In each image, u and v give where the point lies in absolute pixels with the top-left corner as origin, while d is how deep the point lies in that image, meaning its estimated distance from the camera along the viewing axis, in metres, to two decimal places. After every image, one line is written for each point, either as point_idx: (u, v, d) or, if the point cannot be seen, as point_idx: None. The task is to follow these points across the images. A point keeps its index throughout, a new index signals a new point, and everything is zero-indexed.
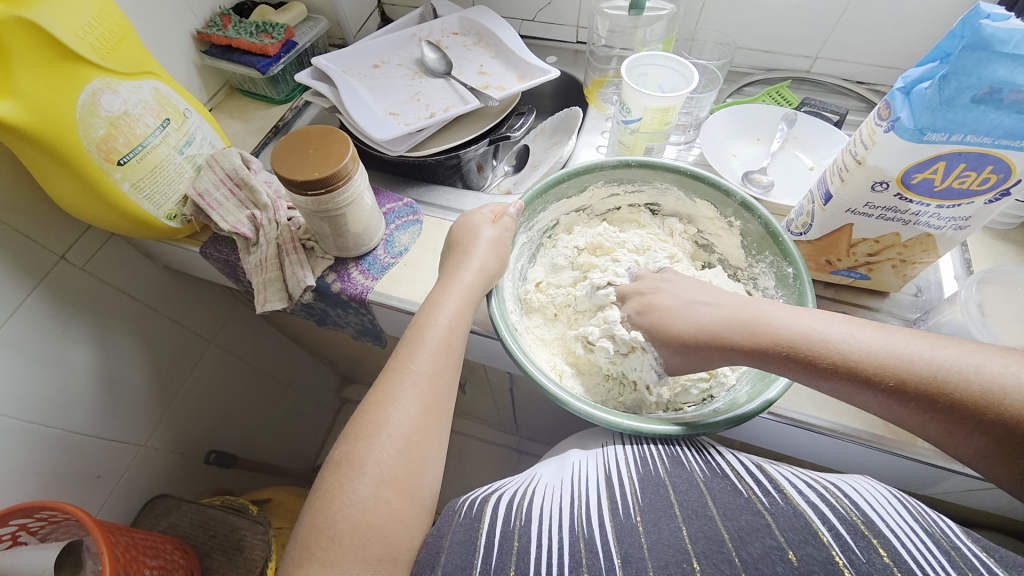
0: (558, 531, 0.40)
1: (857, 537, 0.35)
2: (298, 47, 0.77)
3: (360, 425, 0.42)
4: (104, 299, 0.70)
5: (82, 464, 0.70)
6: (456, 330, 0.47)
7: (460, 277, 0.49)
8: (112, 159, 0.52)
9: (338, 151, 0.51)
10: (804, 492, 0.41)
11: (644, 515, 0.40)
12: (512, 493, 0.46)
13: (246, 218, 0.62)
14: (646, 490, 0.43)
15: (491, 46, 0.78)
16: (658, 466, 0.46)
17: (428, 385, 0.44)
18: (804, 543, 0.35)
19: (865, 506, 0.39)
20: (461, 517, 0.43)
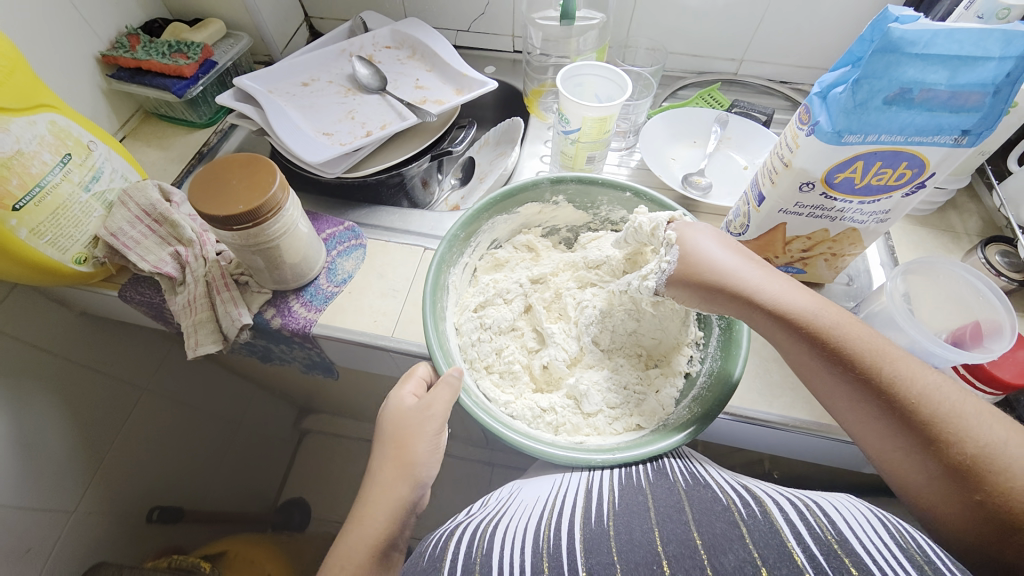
0: (523, 551, 0.39)
1: (830, 556, 0.34)
2: (218, 66, 0.72)
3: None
4: (12, 356, 0.62)
5: (6, 540, 0.63)
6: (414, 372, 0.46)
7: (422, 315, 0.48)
8: (4, 204, 0.47)
9: (264, 180, 0.47)
10: (783, 508, 0.40)
11: (615, 519, 0.41)
12: (478, 522, 0.45)
13: (169, 256, 0.57)
14: (624, 498, 0.43)
15: (426, 59, 0.76)
16: (641, 476, 0.46)
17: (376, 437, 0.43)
18: (780, 562, 0.34)
19: (841, 522, 0.38)
20: (425, 559, 0.41)
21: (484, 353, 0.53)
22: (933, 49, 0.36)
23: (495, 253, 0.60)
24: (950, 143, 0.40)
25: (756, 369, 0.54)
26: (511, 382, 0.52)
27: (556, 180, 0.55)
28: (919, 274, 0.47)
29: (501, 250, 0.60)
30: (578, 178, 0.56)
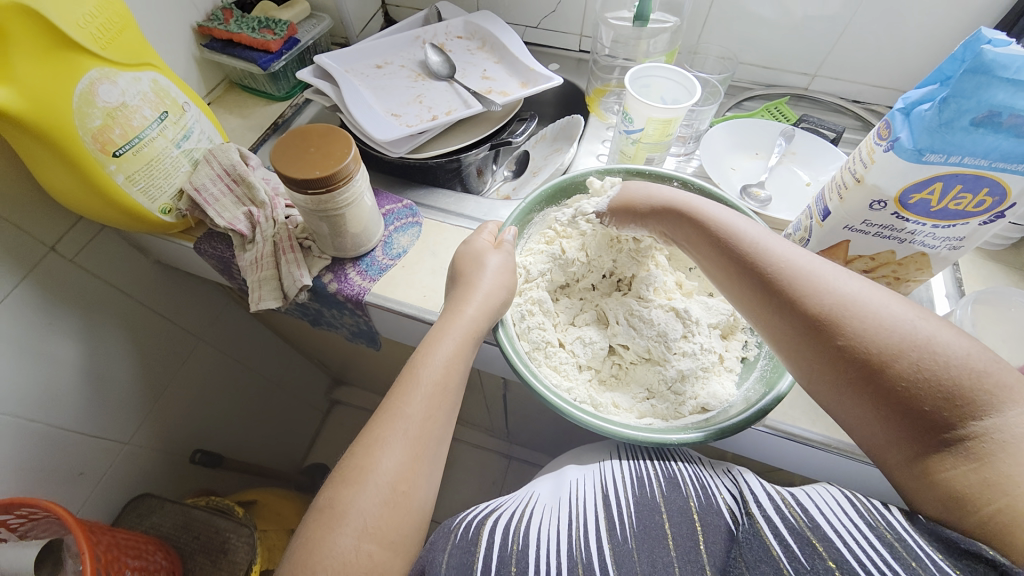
0: (557, 554, 0.40)
1: (803, 545, 0.37)
2: (301, 44, 0.76)
3: (377, 430, 0.43)
4: (93, 293, 0.68)
5: (66, 460, 0.69)
6: (464, 347, 0.48)
7: (463, 309, 0.48)
8: (108, 150, 0.51)
9: (340, 151, 0.50)
10: (762, 508, 0.42)
11: (638, 542, 0.41)
12: (509, 515, 0.46)
13: (243, 215, 0.61)
14: (643, 517, 0.44)
15: (495, 51, 0.78)
16: (654, 489, 0.48)
17: (437, 391, 0.45)
18: (758, 561, 0.37)
19: (814, 510, 0.40)
20: (457, 538, 0.42)
21: (533, 341, 0.53)
22: None
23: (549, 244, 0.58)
24: None
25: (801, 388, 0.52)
26: (572, 370, 0.52)
27: (603, 172, 0.57)
28: (984, 304, 0.47)
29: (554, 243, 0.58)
30: (625, 169, 0.57)
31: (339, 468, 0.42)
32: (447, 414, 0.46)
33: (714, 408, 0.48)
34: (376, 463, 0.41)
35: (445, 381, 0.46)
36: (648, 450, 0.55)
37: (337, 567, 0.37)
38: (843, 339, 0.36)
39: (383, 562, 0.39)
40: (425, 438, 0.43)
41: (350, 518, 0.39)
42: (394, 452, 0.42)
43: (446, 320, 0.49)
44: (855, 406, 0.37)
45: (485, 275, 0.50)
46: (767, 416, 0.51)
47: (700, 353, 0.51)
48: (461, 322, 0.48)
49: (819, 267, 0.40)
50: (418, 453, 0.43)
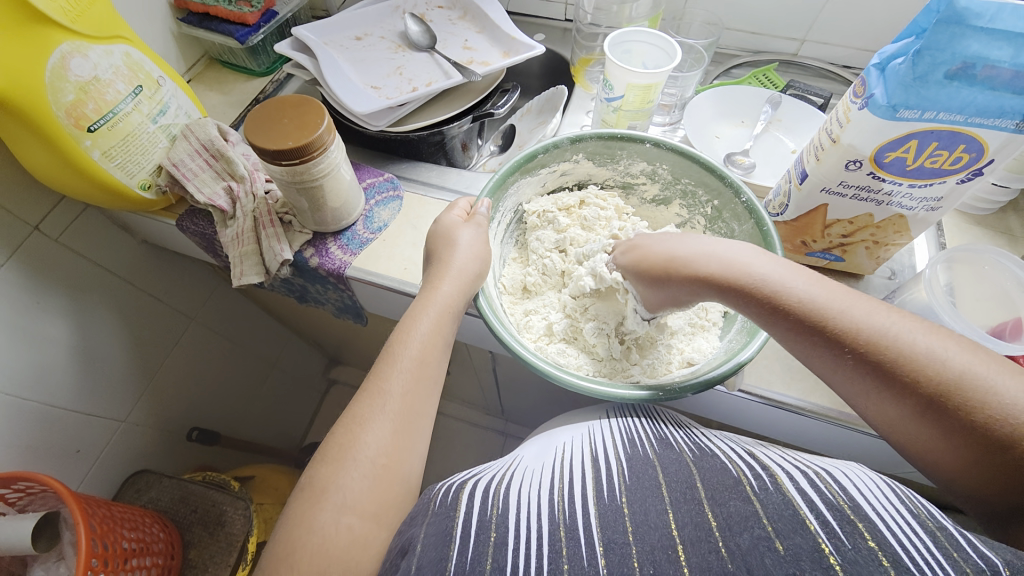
0: (539, 518, 0.40)
1: (843, 522, 0.35)
2: (279, 18, 0.75)
3: (358, 412, 0.44)
4: (80, 273, 0.69)
5: (62, 437, 0.70)
6: (443, 323, 0.48)
7: (438, 287, 0.49)
8: (81, 125, 0.51)
9: (313, 121, 0.50)
10: (794, 478, 0.40)
11: (629, 496, 0.42)
12: (488, 480, 0.46)
13: (223, 190, 0.61)
14: (635, 471, 0.45)
15: (477, 20, 0.77)
16: (647, 448, 0.49)
17: (416, 368, 0.46)
18: (792, 532, 0.35)
19: (853, 489, 0.38)
20: (436, 506, 0.42)
21: (536, 330, 0.50)
22: (1001, 23, 0.34)
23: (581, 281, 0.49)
24: (1012, 128, 0.38)
25: (778, 352, 0.53)
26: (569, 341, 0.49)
27: (577, 138, 0.54)
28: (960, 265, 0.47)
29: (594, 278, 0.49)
30: (598, 135, 0.55)
31: (323, 449, 0.43)
32: (428, 391, 0.47)
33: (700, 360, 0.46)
34: (357, 442, 0.42)
35: (423, 357, 0.47)
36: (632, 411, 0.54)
37: (317, 542, 0.38)
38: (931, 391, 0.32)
39: (367, 533, 0.39)
40: (407, 413, 0.44)
41: (334, 492, 0.40)
42: (377, 430, 0.43)
43: (423, 298, 0.49)
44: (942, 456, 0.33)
45: (457, 253, 0.50)
46: (743, 380, 0.51)
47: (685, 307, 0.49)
48: (436, 300, 0.48)
49: (857, 308, 0.35)
50: (399, 429, 0.44)
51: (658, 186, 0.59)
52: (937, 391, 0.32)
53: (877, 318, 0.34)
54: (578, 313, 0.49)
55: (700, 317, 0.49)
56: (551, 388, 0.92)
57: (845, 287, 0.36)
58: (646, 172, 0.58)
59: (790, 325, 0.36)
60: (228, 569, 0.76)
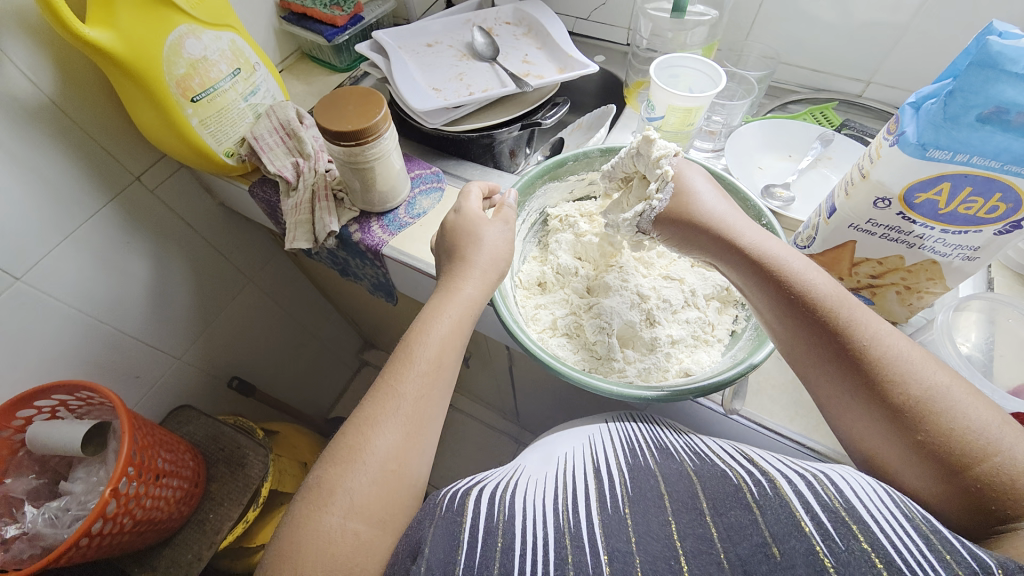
0: (545, 524, 0.40)
1: (837, 523, 0.34)
2: (364, 22, 0.84)
3: (369, 411, 0.44)
4: (166, 222, 0.79)
5: (125, 361, 0.81)
6: (462, 322, 0.49)
7: (461, 290, 0.50)
8: (186, 95, 0.60)
9: (373, 109, 0.56)
10: (793, 482, 0.39)
11: (632, 507, 0.41)
12: (494, 486, 0.46)
13: (291, 164, 0.68)
14: (636, 482, 0.45)
15: (539, 38, 0.82)
16: (647, 459, 0.48)
17: (431, 369, 0.47)
18: (788, 536, 0.34)
19: (848, 492, 0.37)
20: (442, 510, 0.42)
21: (542, 323, 0.52)
22: None
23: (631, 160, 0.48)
24: None
25: (786, 385, 0.52)
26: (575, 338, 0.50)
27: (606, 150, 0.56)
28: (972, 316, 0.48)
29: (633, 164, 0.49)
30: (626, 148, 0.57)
31: (331, 449, 0.43)
32: (440, 392, 0.47)
33: (697, 372, 0.46)
34: (368, 443, 0.43)
35: (440, 358, 0.47)
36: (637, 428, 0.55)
37: (323, 546, 0.37)
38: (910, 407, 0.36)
39: (372, 538, 0.39)
40: (415, 415, 0.45)
41: (342, 493, 0.40)
42: (387, 433, 0.43)
43: (443, 296, 0.50)
44: (901, 470, 0.36)
45: (475, 246, 0.52)
46: (742, 406, 0.51)
47: (691, 320, 0.49)
48: (459, 300, 0.49)
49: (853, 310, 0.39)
50: (410, 432, 0.44)
51: None
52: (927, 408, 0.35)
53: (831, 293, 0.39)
54: (584, 310, 0.51)
55: (706, 331, 0.49)
56: (563, 397, 0.93)
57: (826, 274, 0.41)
58: None
59: (772, 290, 0.41)
60: (239, 508, 0.83)
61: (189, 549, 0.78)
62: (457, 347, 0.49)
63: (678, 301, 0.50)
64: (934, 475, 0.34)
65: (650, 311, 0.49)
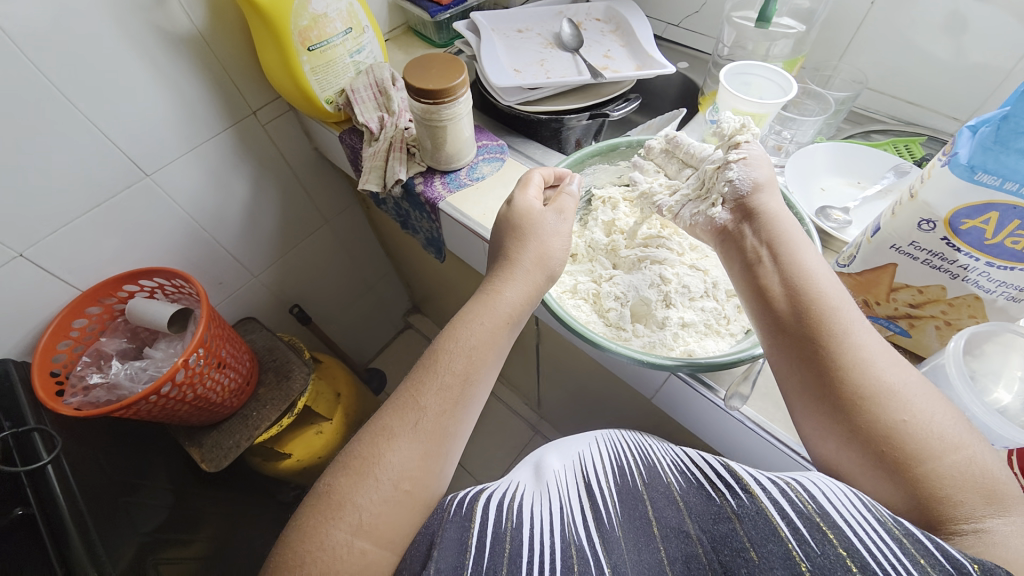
0: (551, 537, 0.40)
1: (811, 529, 0.34)
2: (466, 5, 0.92)
3: (388, 422, 0.45)
4: (267, 156, 0.92)
5: (212, 267, 0.95)
6: (501, 327, 0.50)
7: (503, 294, 0.51)
8: (304, 44, 0.71)
9: (453, 75, 0.63)
10: (766, 488, 0.38)
11: (624, 528, 0.40)
12: (498, 493, 0.46)
13: (377, 118, 0.77)
14: (625, 504, 0.43)
15: (625, 36, 0.85)
16: (636, 478, 0.46)
17: (457, 381, 0.47)
18: (766, 541, 0.34)
19: (820, 496, 0.36)
20: (450, 513, 0.42)
21: (565, 285, 0.56)
22: None
23: (676, 147, 0.55)
24: None
25: None
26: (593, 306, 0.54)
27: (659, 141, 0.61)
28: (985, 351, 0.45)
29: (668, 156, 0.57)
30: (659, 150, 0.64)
31: (344, 459, 0.44)
32: (463, 409, 0.47)
33: (699, 354, 0.49)
34: (383, 459, 0.42)
35: (466, 371, 0.47)
36: (624, 438, 0.54)
37: (328, 560, 0.38)
38: (884, 412, 0.37)
39: (379, 560, 0.39)
40: (433, 436, 0.44)
41: (351, 509, 0.40)
42: (405, 448, 0.43)
43: (485, 299, 0.51)
44: (868, 479, 0.37)
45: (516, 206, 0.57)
46: (744, 403, 0.52)
47: (707, 309, 0.52)
48: (501, 303, 0.50)
49: (850, 318, 0.41)
50: (428, 450, 0.44)
51: None
52: (897, 416, 0.36)
53: (842, 300, 0.42)
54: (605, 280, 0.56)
55: (719, 323, 0.51)
56: (581, 385, 0.97)
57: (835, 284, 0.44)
58: None
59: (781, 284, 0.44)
60: (277, 412, 0.94)
61: (231, 437, 0.90)
62: (486, 350, 0.49)
63: (697, 290, 0.52)
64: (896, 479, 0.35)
65: (668, 293, 0.53)
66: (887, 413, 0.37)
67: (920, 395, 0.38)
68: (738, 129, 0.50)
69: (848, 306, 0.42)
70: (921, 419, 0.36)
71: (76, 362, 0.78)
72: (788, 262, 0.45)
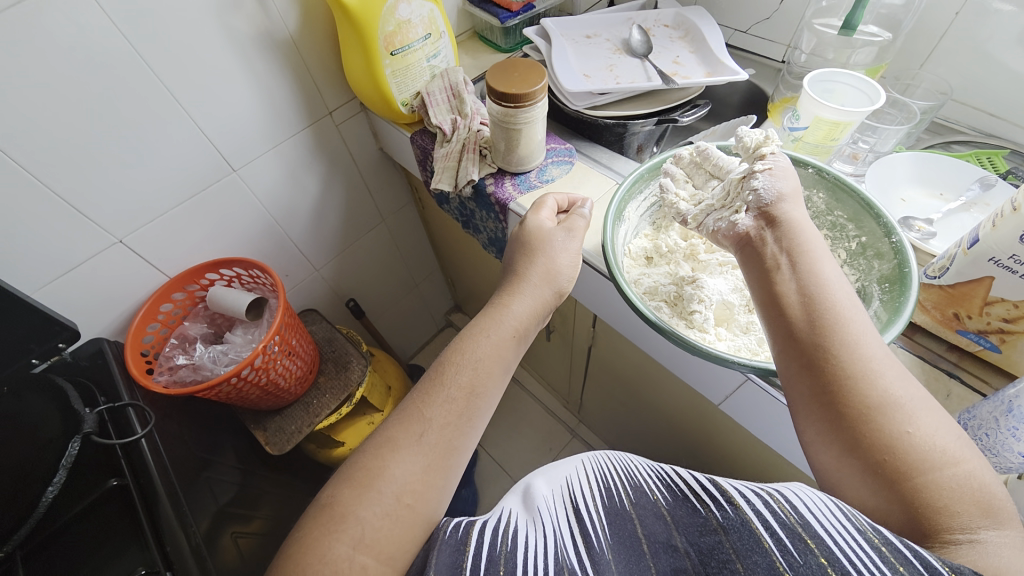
0: (543, 562, 0.39)
1: (795, 540, 0.34)
2: (534, 10, 0.94)
3: (390, 435, 0.46)
4: (338, 154, 0.96)
5: (280, 260, 0.99)
6: (508, 339, 0.54)
7: (508, 307, 0.56)
8: (388, 49, 0.74)
9: (535, 80, 0.65)
10: (750, 500, 0.39)
11: (614, 554, 0.39)
12: (499, 517, 0.44)
13: (449, 120, 0.80)
14: (614, 527, 0.42)
15: (694, 42, 0.86)
16: (623, 498, 0.45)
17: (464, 389, 0.49)
18: (750, 551, 0.35)
19: (801, 504, 0.37)
20: (446, 535, 0.42)
21: (644, 286, 0.58)
22: None
23: (704, 159, 0.57)
24: None
25: None
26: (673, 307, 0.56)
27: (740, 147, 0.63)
28: None
29: (698, 167, 0.58)
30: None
31: (347, 471, 0.44)
32: (468, 422, 0.48)
33: None
34: (386, 471, 0.43)
35: (472, 385, 0.50)
36: (609, 460, 0.51)
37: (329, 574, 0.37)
38: (883, 426, 0.37)
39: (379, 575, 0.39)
40: (440, 451, 0.45)
41: (353, 522, 0.40)
42: (409, 460, 0.44)
43: (491, 314, 0.56)
44: (858, 490, 0.38)
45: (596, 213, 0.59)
46: None
47: None
48: (507, 317, 0.55)
49: (853, 337, 0.41)
50: (431, 463, 0.45)
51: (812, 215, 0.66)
52: (899, 428, 0.37)
53: (849, 321, 0.42)
54: (686, 282, 0.57)
55: None
56: (629, 388, 0.97)
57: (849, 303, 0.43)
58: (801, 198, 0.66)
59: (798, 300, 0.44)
60: (337, 401, 0.97)
61: (293, 422, 0.94)
62: (490, 363, 0.52)
63: None
64: (889, 490, 0.36)
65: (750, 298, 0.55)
66: (890, 423, 0.37)
67: (926, 409, 0.38)
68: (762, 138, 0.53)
69: (859, 326, 0.42)
70: (926, 432, 0.37)
71: (165, 344, 0.84)
72: (802, 278, 0.44)
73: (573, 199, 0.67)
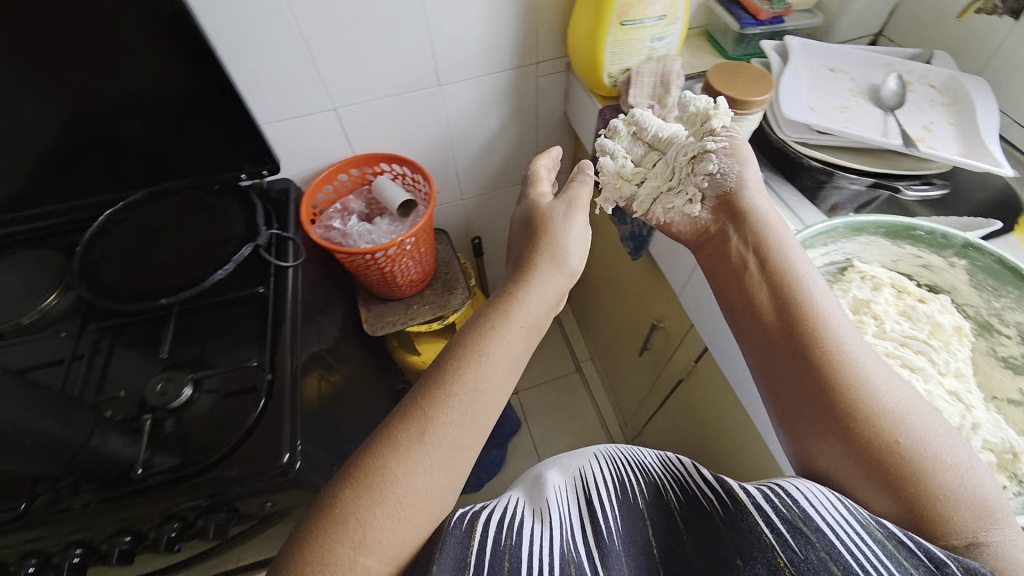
0: (552, 550, 0.42)
1: (794, 533, 0.39)
2: (780, 26, 0.87)
3: (396, 436, 0.45)
4: (527, 104, 1.00)
5: (439, 177, 1.08)
6: (518, 340, 0.52)
7: (518, 315, 0.54)
8: (620, 17, 0.74)
9: (756, 92, 0.61)
10: (750, 493, 0.43)
11: (623, 546, 0.45)
12: (504, 506, 0.46)
13: (646, 105, 0.78)
14: (625, 521, 0.47)
15: (960, 115, 0.72)
16: (636, 492, 0.50)
17: (476, 390, 0.48)
18: (752, 547, 0.39)
19: (803, 503, 0.41)
20: (453, 527, 0.42)
21: None
22: None
23: (642, 130, 0.67)
24: None
25: None
26: None
27: (975, 246, 0.58)
28: None
29: (633, 139, 0.68)
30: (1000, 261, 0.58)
31: (351, 471, 0.43)
32: (479, 420, 0.48)
33: None
34: (396, 477, 0.42)
35: (477, 382, 0.48)
36: (619, 450, 0.56)
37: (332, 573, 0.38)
38: (881, 437, 0.43)
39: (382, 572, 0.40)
40: (450, 451, 0.45)
41: (362, 527, 0.40)
42: (416, 468, 0.43)
43: (500, 316, 0.54)
44: (859, 491, 0.43)
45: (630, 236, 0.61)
46: None
47: None
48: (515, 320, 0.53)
49: (840, 356, 0.47)
50: (440, 465, 0.44)
51: (1022, 351, 0.57)
52: (889, 438, 0.42)
53: (833, 344, 0.48)
54: None
55: None
56: (701, 439, 0.92)
57: (830, 328, 0.49)
58: (1022, 328, 0.57)
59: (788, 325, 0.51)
60: (432, 314, 1.06)
61: (392, 314, 1.05)
62: (501, 366, 0.50)
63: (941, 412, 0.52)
64: (886, 489, 0.42)
65: None
66: (881, 432, 0.43)
67: (916, 412, 0.44)
68: (706, 106, 0.62)
69: (843, 349, 0.48)
70: (910, 435, 0.42)
71: (329, 206, 0.98)
72: (768, 279, 0.54)
73: (556, 156, 0.73)
